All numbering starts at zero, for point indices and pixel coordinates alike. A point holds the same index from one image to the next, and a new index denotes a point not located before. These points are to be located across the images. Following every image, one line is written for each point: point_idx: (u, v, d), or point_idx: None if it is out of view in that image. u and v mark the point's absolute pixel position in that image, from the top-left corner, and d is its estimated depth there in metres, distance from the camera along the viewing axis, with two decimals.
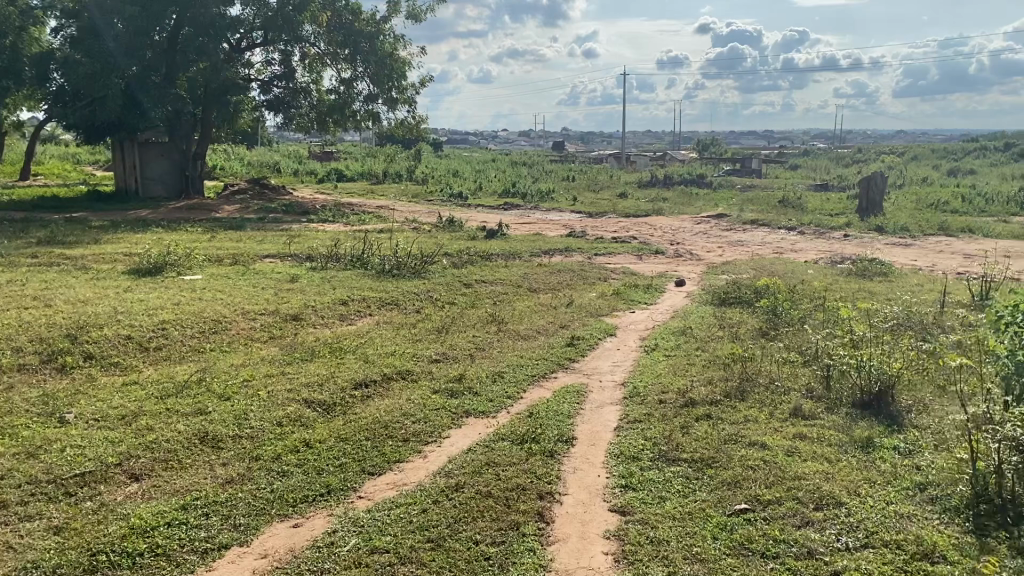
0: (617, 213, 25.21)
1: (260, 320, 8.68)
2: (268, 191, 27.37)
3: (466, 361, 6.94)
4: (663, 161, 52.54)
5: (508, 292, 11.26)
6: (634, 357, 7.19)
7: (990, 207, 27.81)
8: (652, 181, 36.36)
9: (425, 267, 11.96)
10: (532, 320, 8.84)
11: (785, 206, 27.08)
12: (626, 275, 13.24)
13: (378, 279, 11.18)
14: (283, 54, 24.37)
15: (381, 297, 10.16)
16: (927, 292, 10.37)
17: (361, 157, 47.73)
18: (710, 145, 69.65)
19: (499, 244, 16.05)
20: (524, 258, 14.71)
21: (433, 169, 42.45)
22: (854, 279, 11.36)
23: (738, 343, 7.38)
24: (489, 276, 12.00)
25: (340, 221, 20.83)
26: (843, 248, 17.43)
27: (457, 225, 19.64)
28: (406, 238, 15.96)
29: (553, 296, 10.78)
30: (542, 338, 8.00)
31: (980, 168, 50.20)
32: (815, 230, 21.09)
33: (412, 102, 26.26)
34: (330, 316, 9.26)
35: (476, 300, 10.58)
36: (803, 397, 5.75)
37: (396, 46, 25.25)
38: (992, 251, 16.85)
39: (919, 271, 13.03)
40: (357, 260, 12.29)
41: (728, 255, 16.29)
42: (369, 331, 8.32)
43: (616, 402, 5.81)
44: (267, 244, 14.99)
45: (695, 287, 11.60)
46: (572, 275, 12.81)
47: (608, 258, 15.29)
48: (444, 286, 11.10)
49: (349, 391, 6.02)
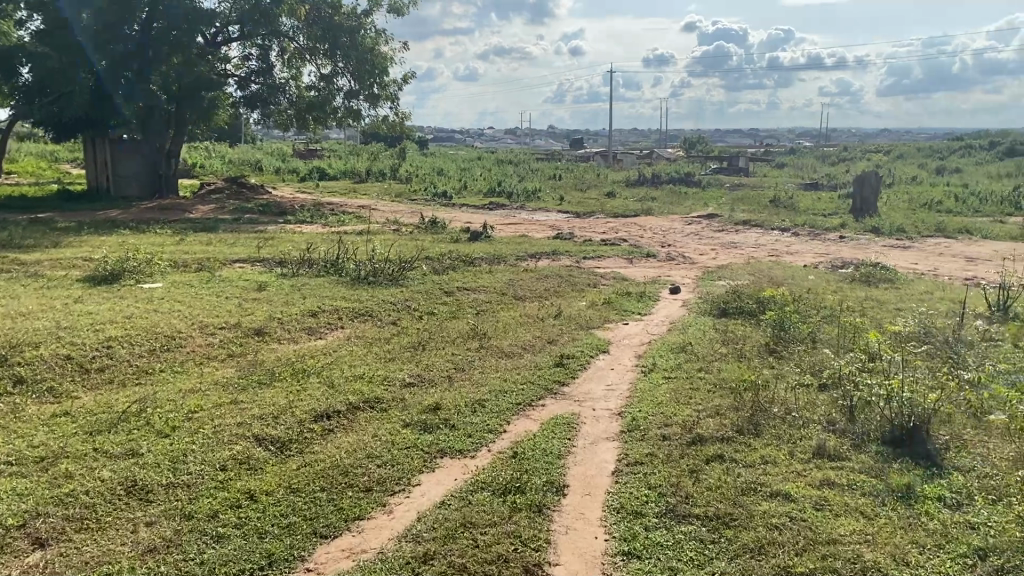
0: (605, 213, 24.52)
1: (219, 335, 7.93)
2: (246, 190, 26.52)
3: (443, 387, 6.20)
4: (650, 160, 51.91)
5: (491, 300, 10.53)
6: (630, 379, 6.47)
7: (983, 207, 27.28)
8: (640, 180, 35.69)
9: (404, 273, 11.21)
10: (518, 334, 8.12)
11: (776, 206, 26.48)
12: (617, 281, 12.55)
13: (352, 287, 10.44)
14: (261, 49, 23.53)
15: (355, 309, 9.41)
16: (940, 301, 9.72)
17: (344, 156, 46.82)
18: (697, 144, 69.07)
19: (483, 247, 15.32)
20: (509, 262, 13.99)
21: (417, 167, 41.61)
22: (860, 287, 10.71)
23: (745, 365, 6.68)
24: (472, 283, 11.27)
25: (319, 222, 20.02)
26: (839, 251, 16.80)
27: (440, 226, 18.89)
28: (385, 241, 15.21)
29: (540, 306, 10.07)
30: (528, 356, 7.28)
31: (969, 166, 49.85)
32: (809, 232, 20.46)
33: (394, 99, 25.48)
34: (298, 330, 8.51)
35: (458, 311, 9.86)
36: (825, 432, 5.05)
37: (377, 41, 24.45)
38: (994, 254, 16.27)
39: (925, 276, 12.39)
40: (331, 267, 11.53)
41: (723, 258, 15.63)
42: (339, 349, 7.57)
43: (612, 438, 5.09)
44: (238, 248, 14.20)
45: (690, 295, 10.92)
46: (560, 282, 12.11)
47: (598, 261, 14.59)
48: (424, 295, 10.36)
49: (308, 425, 5.28)
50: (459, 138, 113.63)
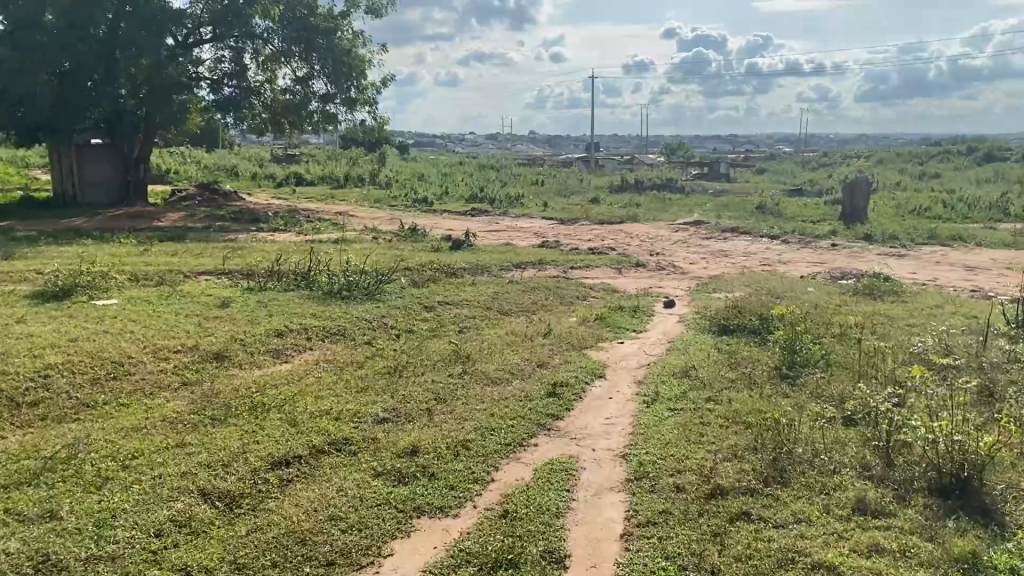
0: (590, 220, 23.88)
1: (173, 360, 7.17)
2: (219, 197, 25.64)
3: (422, 424, 5.48)
4: (633, 165, 51.41)
5: (474, 316, 9.80)
6: (632, 412, 5.78)
7: (972, 213, 26.90)
8: (624, 186, 35.11)
9: (381, 287, 10.47)
10: (504, 357, 7.40)
11: (764, 212, 25.98)
12: (606, 293, 11.89)
13: (324, 303, 9.70)
14: (234, 51, 22.71)
15: (326, 328, 8.66)
16: (954, 316, 9.12)
17: (323, 161, 45.92)
18: (677, 150, 68.57)
19: (465, 257, 14.59)
20: (492, 273, 13.30)
21: (397, 172, 40.81)
22: (866, 301, 10.09)
23: (758, 395, 6.00)
24: (453, 297, 10.55)
25: (293, 230, 19.24)
26: (834, 260, 16.23)
27: (420, 234, 18.14)
28: (362, 251, 14.47)
29: (527, 322, 9.36)
30: (516, 383, 6.56)
31: (947, 171, 49.83)
32: (800, 240, 19.90)
33: (372, 103, 24.74)
34: (263, 354, 7.76)
35: (439, 328, 9.15)
36: (860, 479, 4.39)
37: (355, 43, 23.71)
38: (993, 264, 15.76)
39: (929, 288, 11.81)
40: (302, 280, 10.77)
41: (715, 268, 15.01)
42: (306, 378, 6.81)
43: (617, 488, 4.39)
44: (205, 258, 13.40)
45: (686, 309, 10.28)
46: (547, 294, 11.41)
47: (586, 271, 13.92)
48: (402, 311, 9.63)
49: (264, 476, 4.54)
50: (441, 143, 112.78)
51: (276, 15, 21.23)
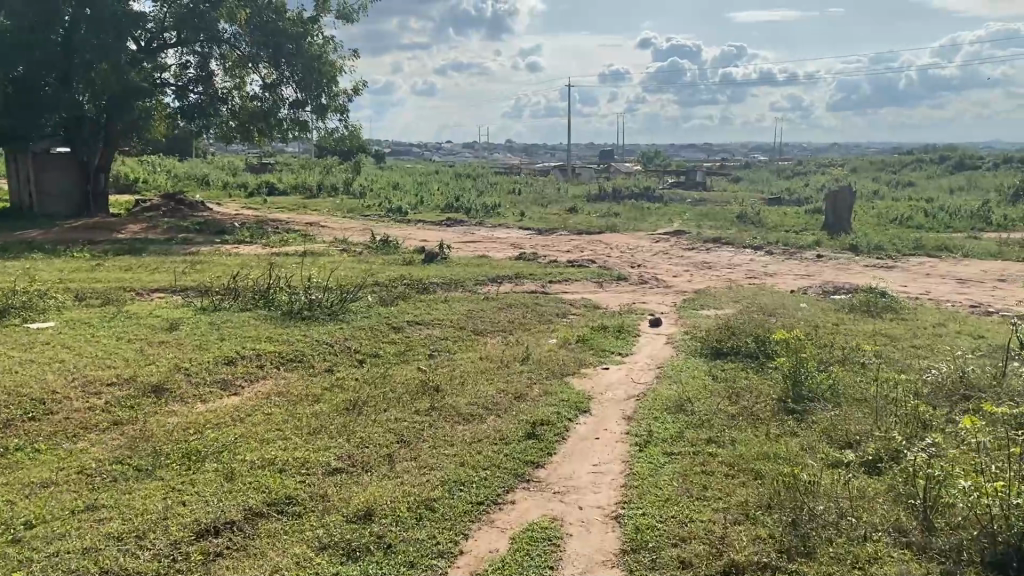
0: (569, 230, 23.23)
1: (106, 396, 6.34)
2: (184, 208, 24.70)
3: (379, 476, 4.73)
4: (610, 174, 50.93)
5: (445, 338, 9.04)
6: (622, 457, 5.07)
7: (954, 222, 26.57)
8: (602, 195, 34.53)
9: (345, 306, 9.68)
10: (477, 387, 6.67)
11: (745, 221, 25.49)
12: (587, 310, 11.20)
13: (283, 324, 8.91)
14: (200, 57, 21.84)
15: (283, 354, 7.87)
16: (960, 337, 8.53)
17: (295, 169, 44.95)
18: (655, 159, 68.17)
19: (438, 270, 13.84)
20: (467, 288, 12.56)
21: (371, 181, 39.96)
22: (865, 319, 9.47)
23: (765, 437, 5.31)
24: (423, 316, 9.79)
25: (260, 242, 18.42)
26: (822, 272, 15.68)
27: (392, 246, 17.36)
28: (329, 266, 13.68)
29: (505, 345, 8.62)
30: (492, 420, 5.83)
31: (919, 179, 49.92)
32: (785, 251, 19.37)
33: (344, 110, 23.96)
34: (210, 386, 6.95)
35: (408, 352, 8.39)
36: (897, 549, 3.70)
37: (325, 48, 22.93)
38: (984, 275, 15.28)
39: (927, 304, 11.25)
40: (260, 299, 9.95)
41: (700, 282, 14.38)
42: (254, 416, 6.03)
43: (610, 564, 3.68)
44: (160, 274, 12.53)
45: (673, 327, 9.59)
46: (525, 312, 10.69)
47: (565, 286, 13.24)
48: (367, 333, 8.84)
49: (183, 551, 3.76)
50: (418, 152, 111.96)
51: (242, 18, 20.37)
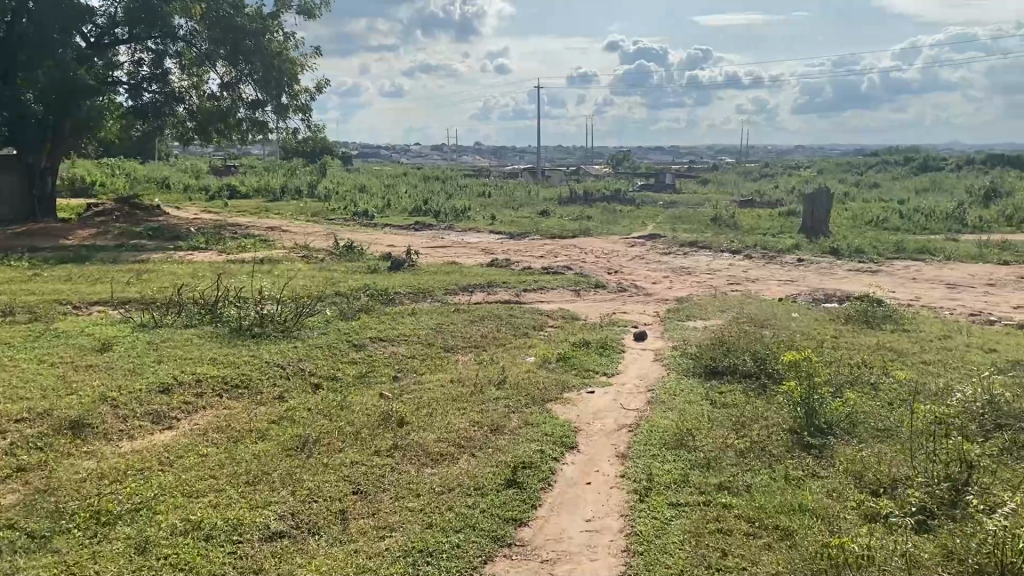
0: (541, 234, 22.47)
1: (10, 437, 5.41)
2: (139, 212, 23.56)
3: (328, 544, 3.92)
4: (579, 176, 50.25)
5: (412, 357, 8.20)
6: (619, 511, 4.29)
7: (930, 223, 26.24)
8: (573, 197, 33.82)
9: (301, 322, 8.78)
10: (446, 419, 5.83)
11: (720, 224, 24.91)
12: (566, 321, 10.43)
13: (230, 343, 8.02)
14: (154, 54, 20.75)
15: (226, 379, 6.97)
16: (972, 351, 7.86)
17: (258, 172, 43.71)
18: (624, 161, 67.64)
19: (404, 279, 12.98)
20: (435, 298, 11.73)
21: (335, 184, 38.89)
22: (866, 332, 8.79)
23: (783, 481, 4.57)
24: (388, 331, 8.93)
25: (216, 248, 17.42)
26: (806, 278, 15.06)
27: (356, 252, 16.46)
28: (288, 276, 12.78)
29: (478, 365, 7.79)
30: (463, 461, 5.02)
31: (886, 181, 49.91)
32: (764, 255, 18.76)
33: (306, 109, 22.99)
34: (139, 420, 6.04)
35: (368, 374, 7.55)
36: None
37: (286, 46, 21.93)
38: (972, 280, 14.75)
39: (924, 313, 10.62)
40: (206, 314, 9.02)
41: (681, 289, 13.67)
42: (185, 460, 5.16)
43: None
44: (102, 285, 11.54)
45: (660, 341, 8.84)
46: (499, 325, 9.88)
47: (540, 295, 12.48)
48: (324, 352, 7.97)
49: None
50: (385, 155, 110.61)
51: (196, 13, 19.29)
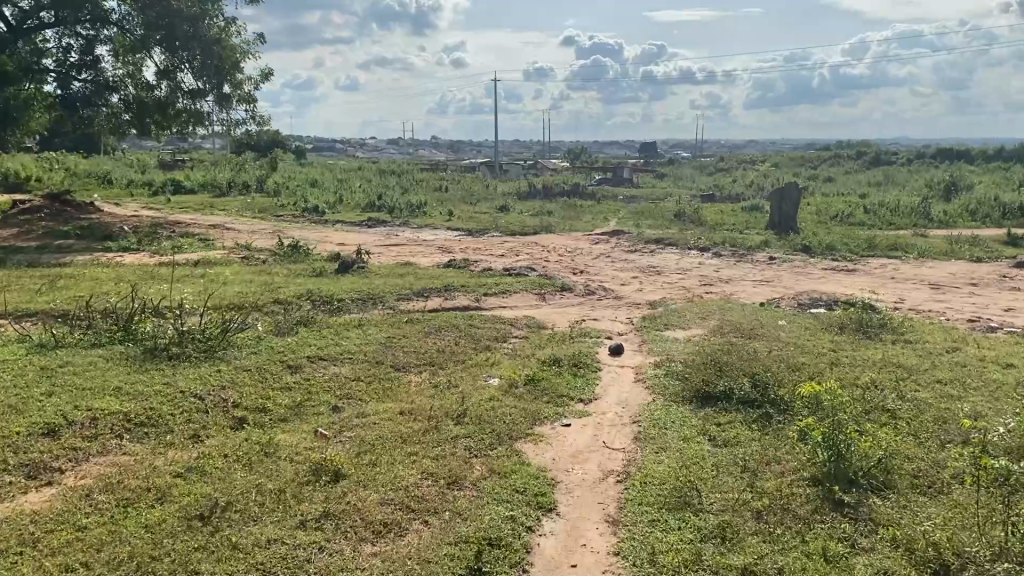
0: (501, 230, 21.40)
1: None
2: (70, 210, 21.95)
3: None
4: (535, 170, 49.24)
5: (356, 380, 7.09)
6: None
7: (894, 218, 25.77)
8: (532, 192, 32.81)
9: (228, 339, 7.60)
10: (393, 469, 4.75)
11: (684, 220, 24.10)
12: (533, 331, 9.41)
13: (142, 368, 6.82)
14: (83, 40, 19.20)
15: (129, 416, 5.79)
16: (990, 367, 7.01)
17: (204, 166, 41.89)
18: (580, 154, 66.83)
19: (353, 284, 11.81)
20: (387, 306, 10.62)
21: (284, 178, 37.34)
22: (868, 343, 7.90)
23: (822, 562, 3.59)
24: (330, 348, 7.80)
25: (149, 249, 16.04)
26: (781, 278, 14.24)
27: (302, 252, 15.22)
28: (223, 283, 11.55)
29: (433, 390, 6.72)
30: (413, 534, 3.96)
31: (842, 175, 49.79)
32: (734, 252, 17.94)
33: (249, 100, 21.61)
34: (10, 475, 4.85)
35: (303, 406, 6.43)
36: None
37: (227, 31, 20.52)
38: (954, 279, 14.05)
39: (918, 319, 9.81)
40: (117, 329, 7.76)
41: (654, 291, 12.71)
42: (55, 534, 4.03)
43: None
44: (8, 294, 10.19)
45: (637, 357, 7.84)
46: (457, 337, 8.80)
47: (502, 300, 11.44)
48: (252, 379, 6.83)
49: None
50: (339, 147, 108.40)
51: None
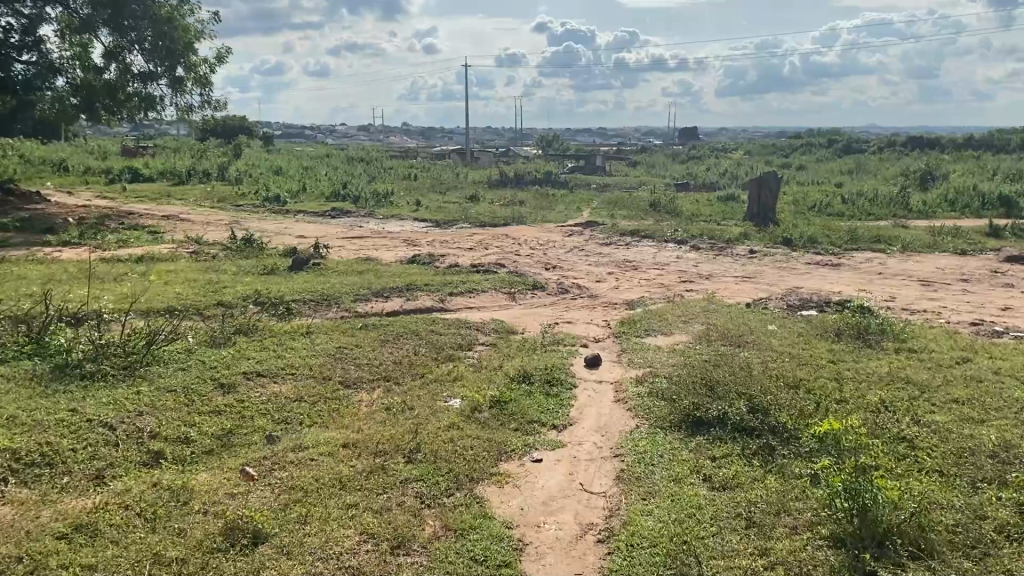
0: (471, 221, 20.52)
1: None
2: (14, 200, 20.68)
3: None
4: (507, 158, 48.32)
5: (298, 402, 6.25)
6: None
7: (873, 208, 25.25)
8: (503, 180, 31.94)
9: (153, 354, 6.68)
10: (327, 528, 3.91)
11: (659, 210, 23.35)
12: (500, 337, 8.59)
13: (47, 390, 5.86)
14: (24, 18, 17.88)
15: (19, 454, 4.86)
16: (1007, 382, 6.31)
17: (165, 153, 40.48)
18: (553, 140, 65.90)
19: (307, 282, 10.88)
20: (343, 308, 9.72)
21: (247, 166, 36.07)
22: (869, 354, 7.16)
23: None
24: (271, 363, 6.91)
25: (91, 243, 14.95)
26: (764, 274, 13.54)
27: (255, 246, 14.25)
28: (163, 284, 10.57)
29: (385, 415, 5.88)
30: None
31: (815, 163, 49.40)
32: (713, 245, 17.21)
33: (204, 83, 20.42)
34: None
35: (232, 436, 5.55)
36: None
37: (180, 10, 19.33)
38: (942, 275, 13.42)
39: (916, 322, 9.12)
40: (26, 341, 6.75)
41: (631, 289, 11.91)
42: None
43: None
44: None
45: (616, 369, 7.05)
46: (417, 345, 7.94)
47: (469, 300, 10.60)
48: (177, 403, 5.93)
49: None
50: (308, 134, 106.38)
51: None
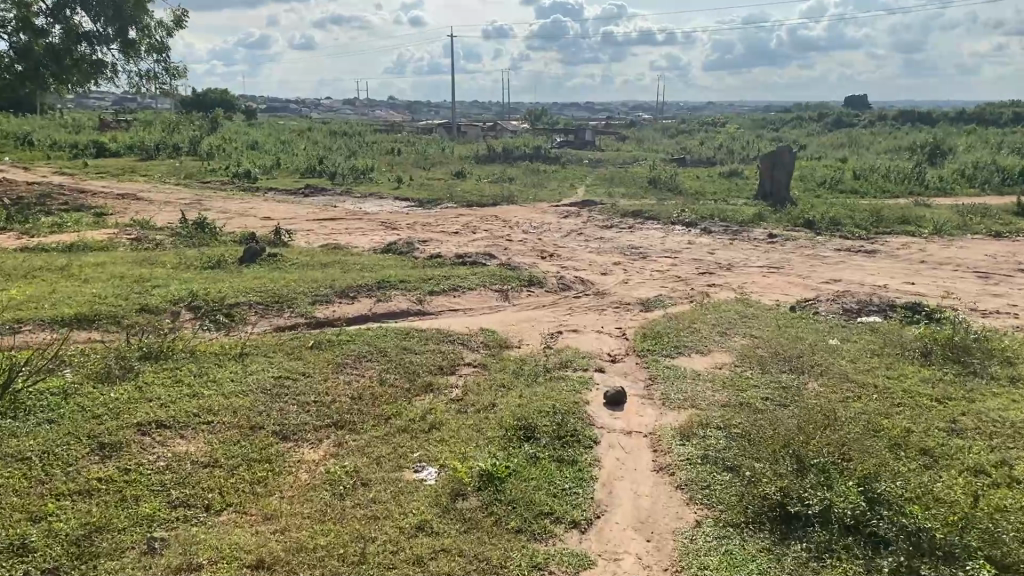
0: (457, 200, 18.65)
1: None
2: None
3: None
4: (496, 133, 46.33)
5: (208, 470, 4.43)
6: None
7: (886, 184, 23.57)
8: (491, 155, 29.99)
9: (14, 400, 4.83)
10: None
11: (660, 187, 21.54)
12: (490, 354, 6.77)
13: None
14: None
15: None
16: None
17: (135, 126, 38.18)
18: (542, 113, 63.72)
19: (259, 280, 9.02)
20: (297, 314, 7.87)
21: (220, 139, 33.85)
22: (984, 390, 5.36)
23: None
24: (179, 407, 5.06)
25: (19, 228, 12.96)
26: (793, 264, 11.78)
27: (207, 232, 12.30)
28: (81, 284, 8.62)
29: (326, 498, 4.05)
30: None
31: (811, 136, 47.71)
32: (726, 227, 15.43)
33: (158, 47, 18.14)
34: None
35: (93, 539, 3.71)
36: None
37: None
38: (997, 263, 11.72)
39: (1005, 332, 7.37)
40: None
41: (644, 285, 10.13)
42: None
43: None
44: None
45: (648, 414, 5.22)
46: (382, 372, 6.09)
47: (452, 301, 8.77)
48: (28, 481, 4.09)
49: None
50: (294, 108, 103.77)
51: None
